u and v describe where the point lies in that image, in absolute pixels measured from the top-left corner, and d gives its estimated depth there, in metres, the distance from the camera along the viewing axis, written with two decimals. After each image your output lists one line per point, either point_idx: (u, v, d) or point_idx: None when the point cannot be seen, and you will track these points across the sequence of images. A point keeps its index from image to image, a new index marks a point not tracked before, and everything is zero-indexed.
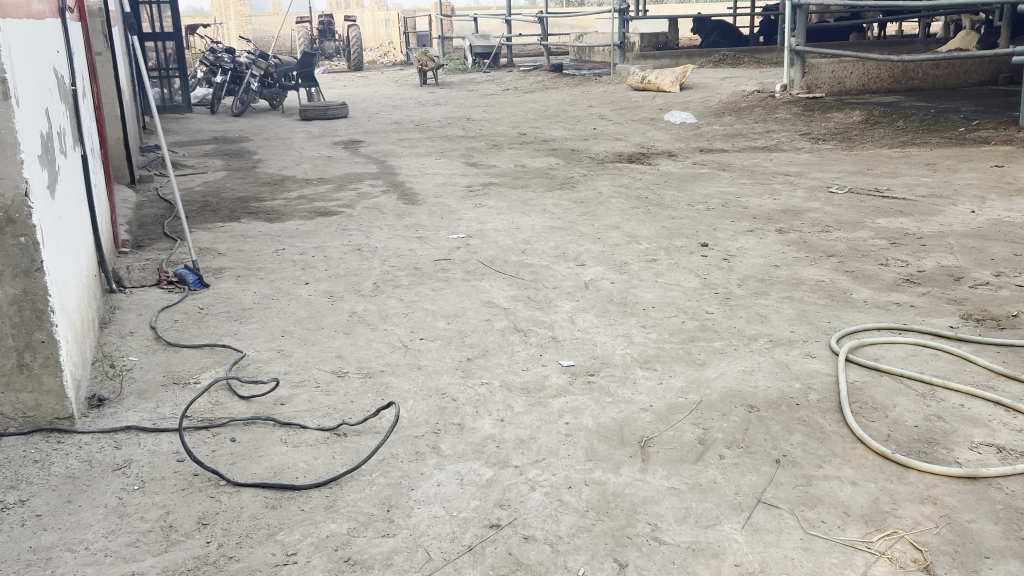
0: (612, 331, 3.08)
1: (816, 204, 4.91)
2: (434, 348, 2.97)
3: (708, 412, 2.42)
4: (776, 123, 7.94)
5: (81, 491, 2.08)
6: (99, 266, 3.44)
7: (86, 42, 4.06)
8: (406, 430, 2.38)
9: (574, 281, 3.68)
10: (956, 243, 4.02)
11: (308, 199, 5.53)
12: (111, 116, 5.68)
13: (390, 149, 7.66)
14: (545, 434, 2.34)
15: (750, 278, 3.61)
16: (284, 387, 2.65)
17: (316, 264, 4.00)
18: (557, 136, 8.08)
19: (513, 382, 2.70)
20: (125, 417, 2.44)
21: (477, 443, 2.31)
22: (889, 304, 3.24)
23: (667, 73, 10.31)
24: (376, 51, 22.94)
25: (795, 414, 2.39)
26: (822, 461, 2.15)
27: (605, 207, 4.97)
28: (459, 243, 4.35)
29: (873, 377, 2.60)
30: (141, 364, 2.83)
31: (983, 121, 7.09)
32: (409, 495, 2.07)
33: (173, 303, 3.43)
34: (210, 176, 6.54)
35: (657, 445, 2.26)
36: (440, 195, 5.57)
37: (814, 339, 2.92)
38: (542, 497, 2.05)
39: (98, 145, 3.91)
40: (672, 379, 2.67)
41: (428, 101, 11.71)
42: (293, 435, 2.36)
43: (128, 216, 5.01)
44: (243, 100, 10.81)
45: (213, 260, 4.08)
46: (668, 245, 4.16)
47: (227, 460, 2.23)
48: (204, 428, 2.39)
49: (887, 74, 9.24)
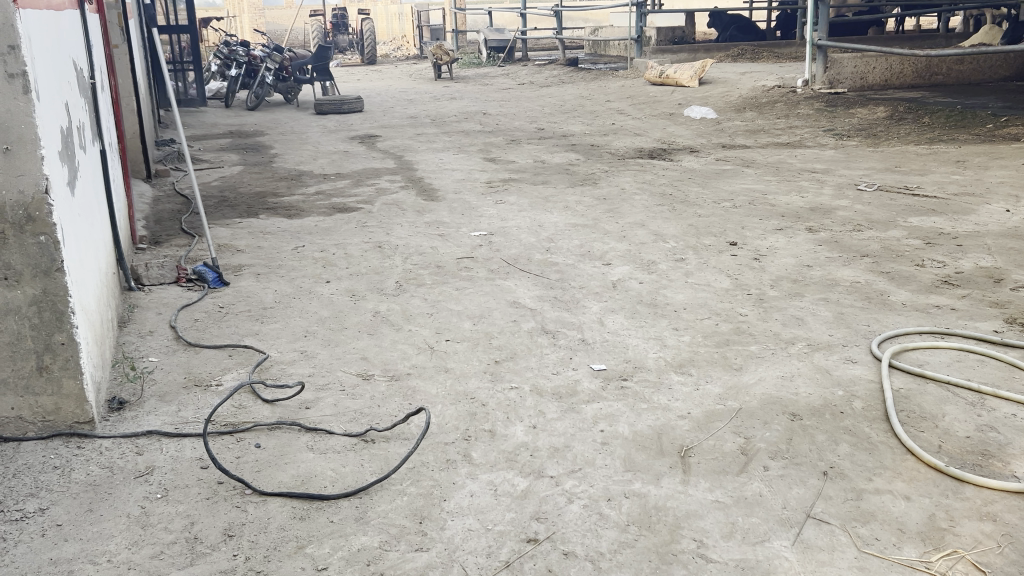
0: (644, 333, 3.00)
1: (845, 202, 4.81)
2: (461, 350, 2.89)
3: (749, 421, 2.33)
4: (798, 118, 7.82)
5: (102, 499, 2.01)
6: (117, 263, 3.37)
7: (104, 35, 4.00)
8: (436, 437, 2.30)
9: (601, 280, 3.59)
10: (993, 243, 3.91)
11: (326, 194, 5.46)
12: (128, 110, 5.62)
13: (407, 144, 7.59)
14: (579, 442, 2.26)
15: (783, 279, 3.51)
16: (309, 390, 2.58)
17: (337, 262, 3.93)
18: (576, 131, 7.99)
19: (544, 386, 2.62)
20: (146, 421, 2.38)
21: (510, 451, 2.23)
22: (929, 307, 3.14)
23: (686, 67, 10.18)
24: (389, 44, 22.82)
25: (840, 423, 2.30)
26: (872, 474, 2.06)
27: (628, 204, 4.88)
28: (481, 241, 4.27)
29: (919, 384, 2.50)
30: (162, 365, 2.76)
31: (1012, 117, 6.96)
32: (442, 506, 1.99)
33: (193, 302, 3.36)
34: (226, 170, 6.48)
35: (698, 455, 2.18)
36: (460, 191, 5.49)
37: (853, 343, 2.83)
38: (581, 510, 1.96)
39: (116, 140, 3.85)
40: (709, 385, 2.58)
41: (443, 96, 11.62)
42: (319, 441, 2.28)
43: (145, 212, 4.95)
44: (258, 94, 10.75)
45: (232, 257, 4.00)
46: (695, 244, 4.06)
47: (252, 467, 2.15)
48: (227, 433, 2.32)
49: (911, 68, 9.12)
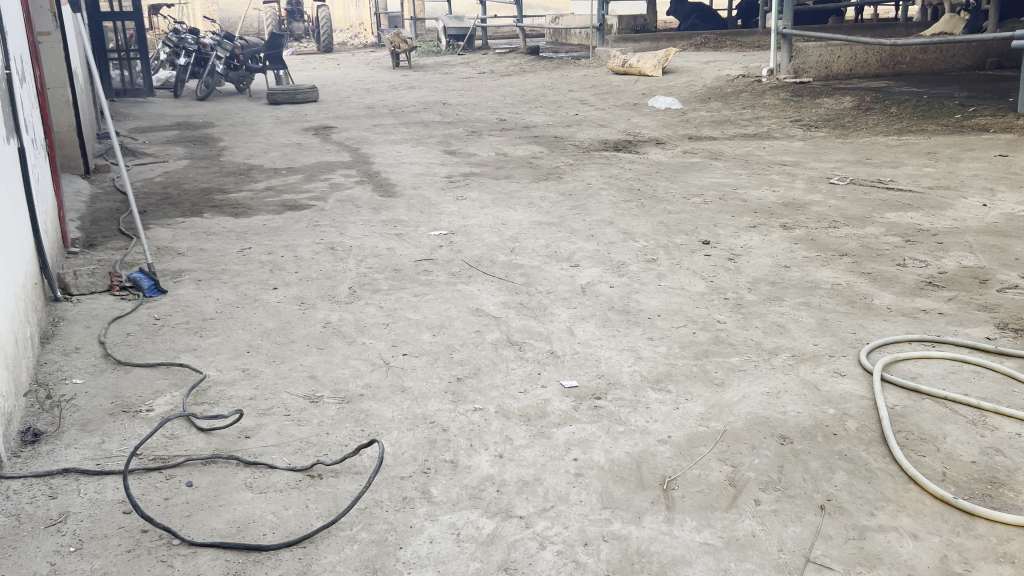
0: (617, 344, 2.79)
1: (818, 196, 4.64)
2: (420, 366, 2.65)
3: (735, 445, 2.13)
4: (764, 108, 7.67)
5: (6, 554, 1.75)
6: (41, 271, 3.07)
7: (27, 21, 3.69)
8: (391, 470, 2.06)
9: (569, 284, 3.37)
10: (974, 240, 3.76)
11: (276, 190, 5.17)
12: (63, 101, 5.26)
13: (364, 136, 7.31)
14: (551, 474, 2.04)
15: (761, 281, 3.33)
16: (249, 417, 2.32)
17: (286, 265, 3.67)
18: (538, 122, 7.76)
19: (511, 407, 2.39)
20: (63, 457, 2.11)
21: (474, 487, 2.00)
22: (915, 311, 2.97)
23: (650, 57, 9.97)
24: (346, 31, 22.02)
25: (834, 447, 2.11)
26: (873, 507, 1.87)
27: (595, 200, 4.67)
28: (441, 241, 4.03)
29: (914, 400, 2.32)
30: (86, 388, 2.49)
31: (980, 108, 6.87)
32: (397, 556, 1.76)
33: (125, 314, 3.08)
34: (171, 165, 6.14)
35: (682, 487, 1.97)
36: (419, 186, 5.24)
37: (840, 353, 2.64)
38: (554, 558, 1.74)
39: (42, 136, 3.54)
40: (690, 403, 2.37)
41: (401, 85, 11.31)
42: (260, 478, 2.04)
43: (81, 211, 4.64)
44: (208, 83, 10.33)
45: (172, 262, 3.72)
46: (667, 242, 3.87)
47: (181, 512, 1.90)
48: (156, 470, 2.06)
49: (875, 58, 9.05)
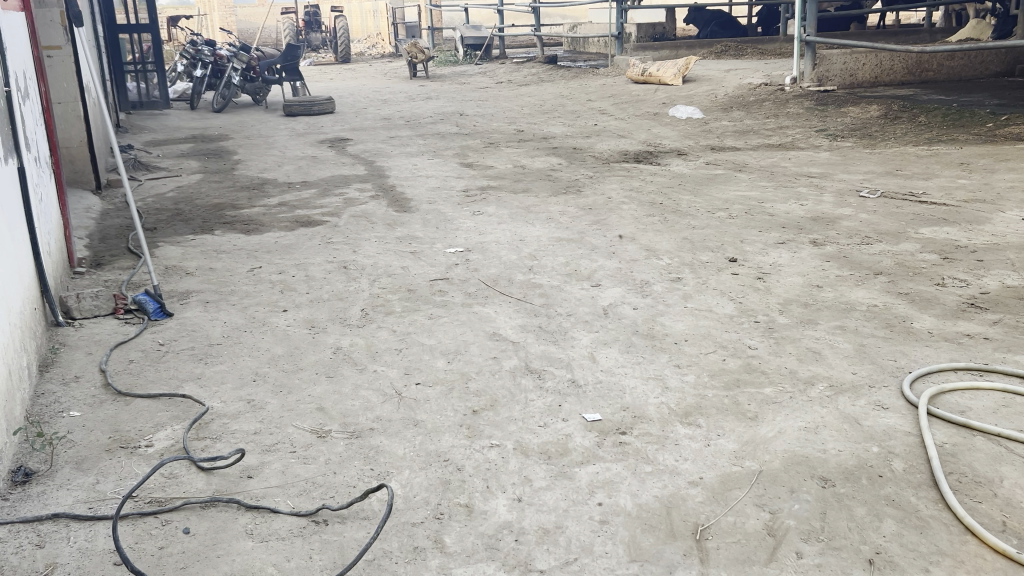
0: (642, 372, 2.63)
1: (849, 210, 4.47)
2: (434, 397, 2.51)
3: (773, 489, 1.97)
4: (789, 118, 7.50)
5: None
6: (42, 295, 2.96)
7: (33, 35, 3.59)
8: (402, 516, 1.92)
9: (591, 306, 3.22)
10: (1016, 258, 3.57)
11: (289, 206, 5.06)
12: (74, 116, 5.19)
13: (379, 148, 7.20)
14: (574, 521, 1.89)
15: (792, 302, 3.17)
16: (253, 454, 2.19)
17: (296, 286, 3.55)
18: (557, 133, 7.62)
19: (530, 443, 2.24)
20: (55, 499, 1.99)
21: (490, 535, 1.85)
22: (959, 336, 2.80)
23: (670, 65, 9.81)
24: (364, 42, 21.93)
25: (880, 491, 1.94)
26: (927, 562, 1.71)
27: (616, 215, 4.52)
28: (458, 259, 3.89)
29: (965, 438, 2.15)
30: (83, 422, 2.37)
31: (1012, 116, 6.66)
32: None
33: (129, 339, 2.96)
34: (184, 180, 6.05)
35: (716, 537, 1.82)
36: (434, 200, 5.11)
37: (881, 383, 2.47)
38: None
39: (46, 153, 3.44)
40: (722, 440, 2.21)
41: (418, 95, 11.21)
42: (262, 523, 1.90)
43: (90, 228, 4.55)
44: (224, 95, 10.26)
45: (179, 282, 3.60)
46: (692, 260, 3.71)
47: (176, 564, 1.77)
48: (152, 514, 1.93)
49: (901, 65, 8.83)
